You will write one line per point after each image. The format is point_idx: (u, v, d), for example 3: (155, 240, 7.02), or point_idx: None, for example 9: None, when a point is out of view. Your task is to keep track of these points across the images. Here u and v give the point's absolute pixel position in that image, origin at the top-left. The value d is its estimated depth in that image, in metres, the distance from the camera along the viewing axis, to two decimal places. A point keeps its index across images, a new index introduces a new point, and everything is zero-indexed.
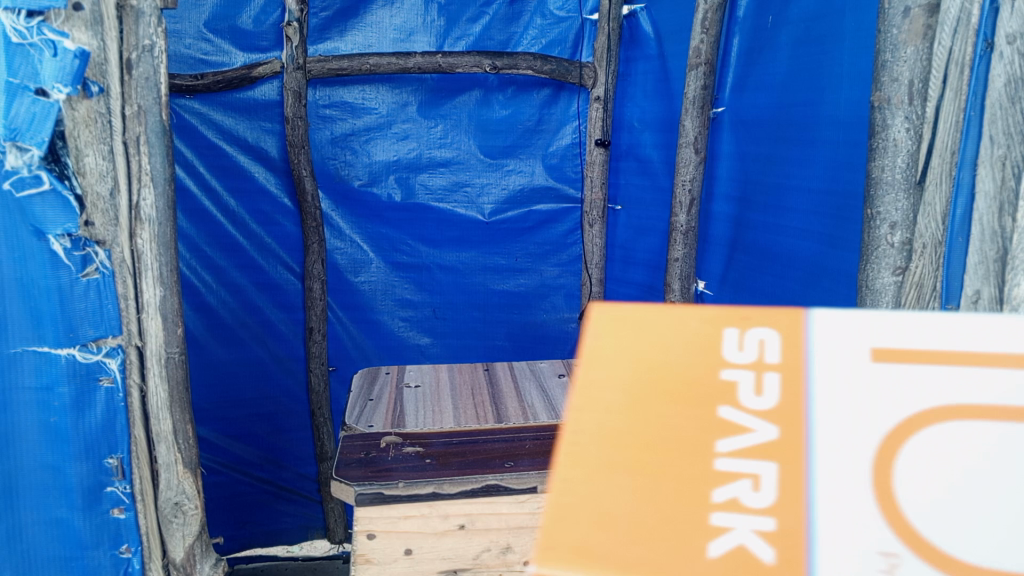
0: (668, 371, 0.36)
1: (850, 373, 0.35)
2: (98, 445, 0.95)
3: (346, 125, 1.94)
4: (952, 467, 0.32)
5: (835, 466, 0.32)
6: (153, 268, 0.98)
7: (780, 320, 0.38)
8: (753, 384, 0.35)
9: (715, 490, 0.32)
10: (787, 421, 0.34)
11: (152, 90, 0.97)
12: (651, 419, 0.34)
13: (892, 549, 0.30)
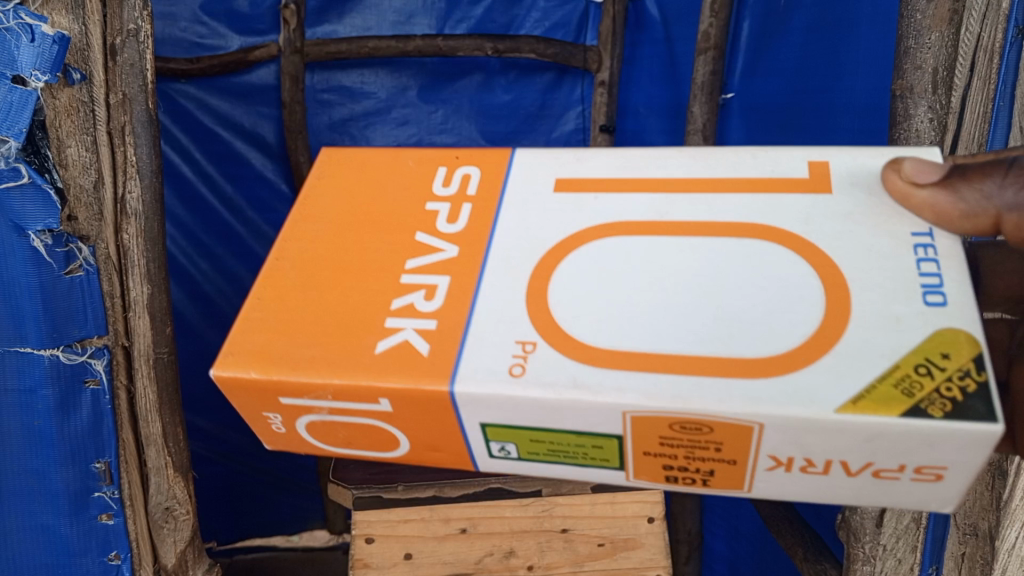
0: (379, 207, 0.60)
1: (537, 204, 0.58)
2: (85, 449, 0.91)
3: (344, 110, 1.90)
4: (594, 283, 0.52)
5: (490, 286, 0.54)
6: (140, 264, 0.93)
7: (485, 160, 0.63)
8: (446, 212, 0.59)
9: (396, 301, 0.54)
10: (464, 240, 0.57)
11: (139, 77, 0.91)
12: (352, 250, 0.58)
13: (526, 340, 0.50)
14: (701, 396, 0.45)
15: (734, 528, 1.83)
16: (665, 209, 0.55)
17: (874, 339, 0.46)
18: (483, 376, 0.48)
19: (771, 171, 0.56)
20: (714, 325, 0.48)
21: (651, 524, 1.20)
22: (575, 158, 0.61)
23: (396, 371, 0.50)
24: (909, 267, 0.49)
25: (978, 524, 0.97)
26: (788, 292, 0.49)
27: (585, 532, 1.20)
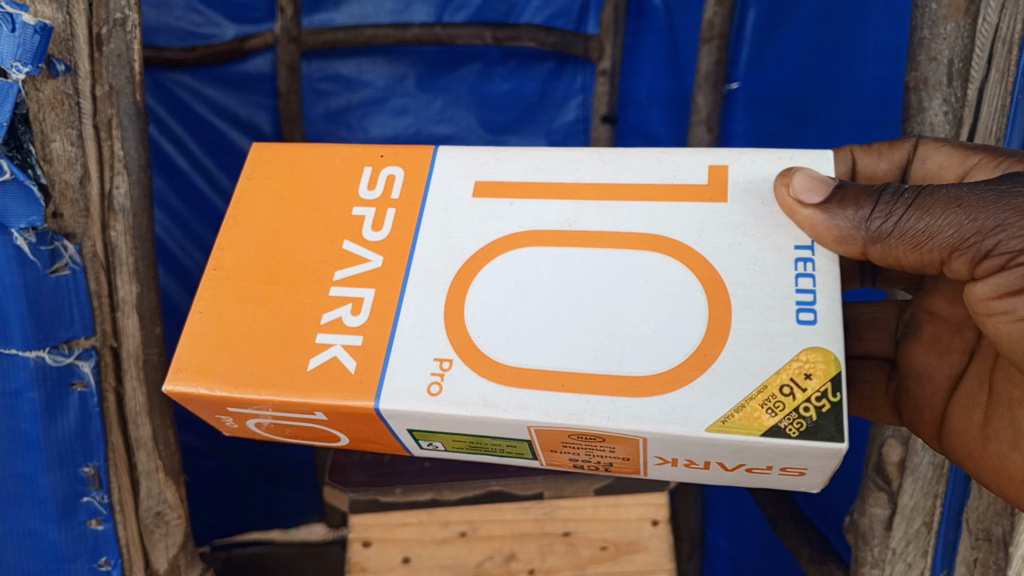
0: (310, 212, 0.77)
1: (459, 211, 0.75)
2: (73, 453, 0.89)
3: (341, 100, 1.87)
4: (508, 283, 0.71)
5: (417, 303, 0.71)
6: (128, 262, 0.91)
7: (402, 164, 0.79)
8: (370, 221, 0.76)
9: (327, 315, 0.71)
10: (390, 252, 0.74)
11: (125, 68, 0.88)
12: (287, 255, 0.75)
13: (444, 358, 0.68)
14: (594, 416, 0.64)
15: (736, 525, 1.82)
16: (578, 220, 0.73)
17: (749, 357, 0.65)
18: (405, 396, 0.66)
19: (671, 177, 0.73)
20: (613, 339, 0.67)
21: (655, 527, 1.18)
22: (500, 161, 0.78)
23: (324, 393, 0.68)
24: (789, 283, 0.67)
25: (991, 529, 0.96)
26: (680, 318, 0.67)
27: (587, 534, 1.17)
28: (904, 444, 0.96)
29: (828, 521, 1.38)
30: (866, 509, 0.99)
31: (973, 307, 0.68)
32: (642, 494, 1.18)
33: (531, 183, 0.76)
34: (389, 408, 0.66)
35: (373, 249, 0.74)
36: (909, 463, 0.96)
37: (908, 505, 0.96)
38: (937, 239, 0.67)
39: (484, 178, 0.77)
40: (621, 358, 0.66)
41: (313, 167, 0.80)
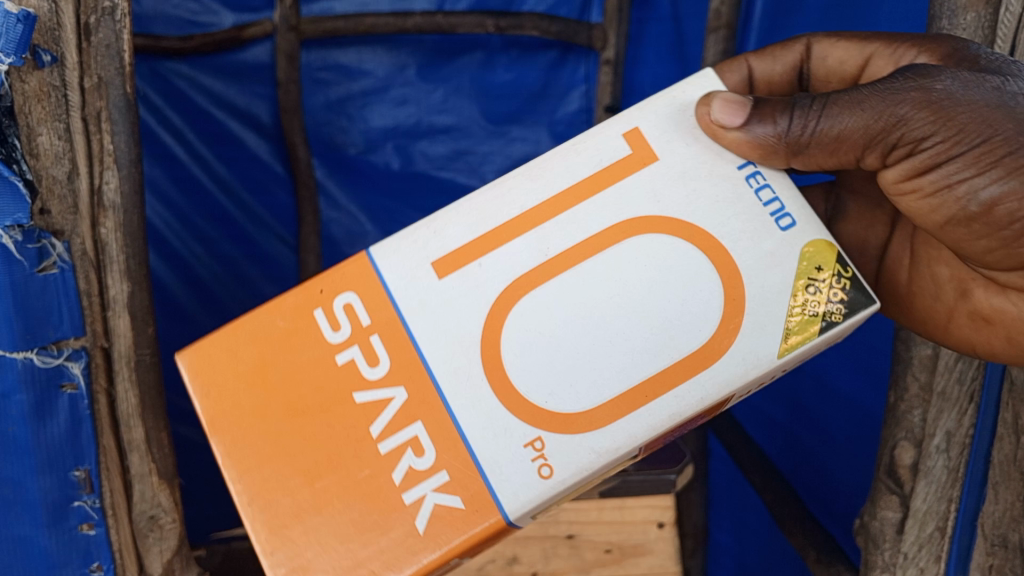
0: (298, 370, 0.66)
1: (437, 301, 0.67)
2: (62, 457, 0.87)
3: (341, 89, 1.84)
4: (547, 324, 0.65)
5: (463, 403, 0.65)
6: (119, 260, 0.88)
7: (349, 283, 0.68)
8: (363, 358, 0.66)
9: (374, 426, 0.65)
10: (401, 378, 0.65)
11: (115, 59, 0.86)
12: (300, 409, 0.65)
13: (531, 440, 0.64)
14: (688, 399, 0.65)
15: (740, 522, 1.80)
16: (551, 249, 0.67)
17: (765, 281, 0.65)
18: (525, 494, 0.63)
19: (600, 163, 0.69)
20: (650, 343, 0.65)
21: (661, 530, 1.15)
22: (435, 228, 0.69)
23: (446, 521, 0.63)
24: (762, 207, 0.66)
25: (1008, 535, 0.94)
26: (692, 302, 0.65)
27: (591, 537, 1.14)
28: (916, 447, 0.94)
29: (833, 519, 1.37)
30: (878, 513, 0.98)
31: (884, 190, 0.78)
32: (649, 496, 1.15)
33: (477, 234, 0.68)
34: (520, 513, 0.64)
35: (382, 385, 0.65)
36: (923, 466, 0.94)
37: (920, 509, 0.95)
38: (850, 141, 0.73)
39: (436, 252, 0.68)
40: (665, 343, 0.65)
41: (250, 340, 0.67)
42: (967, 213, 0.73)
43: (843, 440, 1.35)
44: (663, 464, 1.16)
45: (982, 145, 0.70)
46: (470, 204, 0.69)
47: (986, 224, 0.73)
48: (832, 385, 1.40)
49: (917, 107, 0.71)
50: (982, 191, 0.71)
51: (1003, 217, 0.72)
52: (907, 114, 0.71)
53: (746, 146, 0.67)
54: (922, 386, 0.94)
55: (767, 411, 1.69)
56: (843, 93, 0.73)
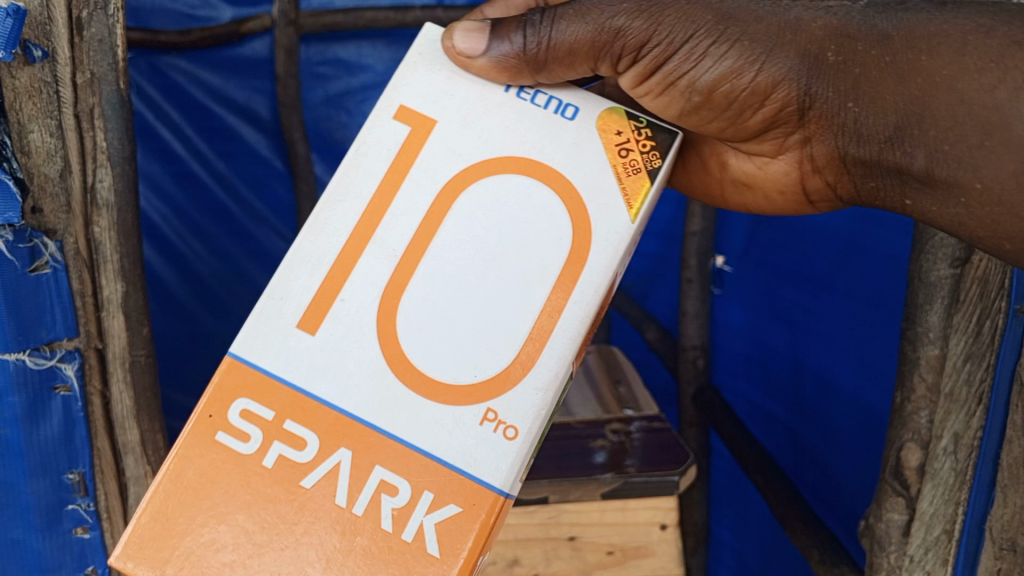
0: (237, 484, 0.66)
1: (328, 352, 0.68)
2: (56, 459, 0.86)
3: (340, 83, 1.83)
4: (420, 302, 0.69)
5: (385, 408, 0.67)
6: (113, 259, 0.87)
7: (228, 395, 0.68)
8: (288, 446, 0.67)
9: (336, 489, 0.66)
10: (322, 432, 0.67)
11: (107, 54, 0.84)
12: (254, 500, 0.66)
13: (485, 417, 0.67)
14: (588, 293, 0.69)
15: (741, 519, 1.80)
16: (399, 246, 0.70)
17: (580, 167, 0.71)
18: (503, 465, 0.66)
19: (390, 151, 0.72)
20: (523, 274, 0.69)
21: (664, 532, 1.07)
22: (281, 294, 0.70)
23: (456, 521, 0.65)
24: (543, 110, 0.74)
25: (1016, 539, 0.90)
26: (541, 222, 0.70)
27: (593, 539, 1.05)
28: (923, 449, 0.94)
29: (836, 518, 1.37)
30: (884, 515, 0.98)
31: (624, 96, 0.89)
32: None
33: (324, 272, 0.70)
34: (510, 482, 0.66)
35: (325, 453, 0.66)
36: (929, 468, 0.94)
37: (927, 512, 0.95)
38: (583, 51, 0.81)
39: (293, 315, 0.69)
40: (535, 258, 0.69)
41: (174, 500, 0.66)
42: (693, 99, 0.85)
43: (848, 439, 1.35)
44: (667, 462, 1.07)
45: (692, 40, 0.82)
46: (293, 255, 0.70)
47: (710, 107, 0.86)
48: (837, 384, 1.39)
49: (630, 17, 0.82)
50: (701, 78, 0.83)
51: (724, 100, 0.84)
52: (621, 21, 0.82)
53: (491, 71, 0.74)
54: (929, 387, 0.93)
55: (768, 410, 1.68)
56: (565, 9, 0.83)
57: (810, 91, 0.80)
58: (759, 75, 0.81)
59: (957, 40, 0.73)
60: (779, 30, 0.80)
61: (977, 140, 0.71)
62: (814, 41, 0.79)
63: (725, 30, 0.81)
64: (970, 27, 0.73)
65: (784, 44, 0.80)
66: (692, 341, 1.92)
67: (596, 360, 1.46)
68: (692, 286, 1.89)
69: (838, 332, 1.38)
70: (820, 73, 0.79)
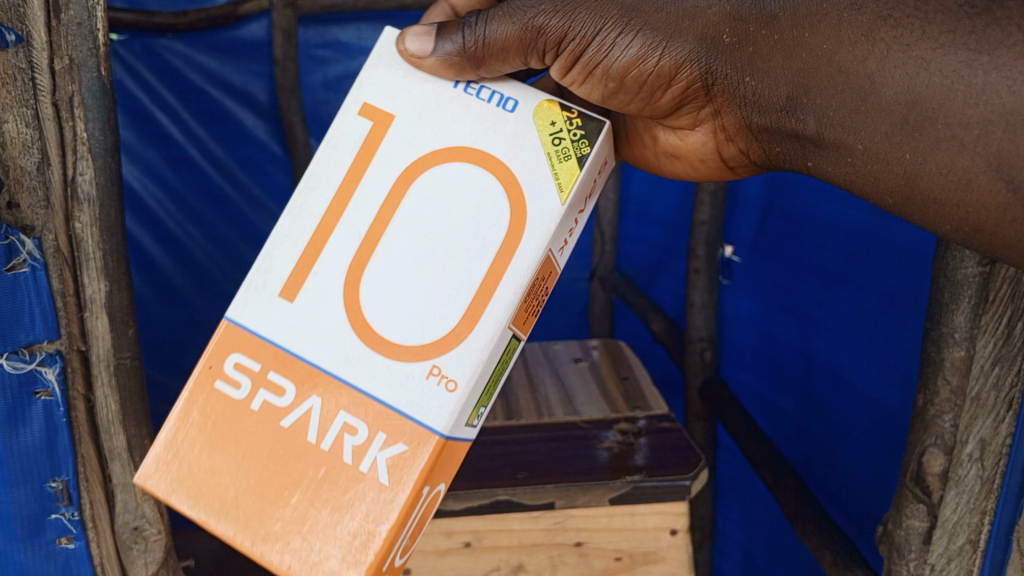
0: (226, 423, 0.66)
1: (299, 327, 0.67)
2: (38, 468, 0.86)
3: (340, 67, 2.16)
4: (379, 270, 0.67)
5: (342, 362, 0.66)
6: (95, 256, 0.86)
7: (220, 343, 0.68)
8: (270, 393, 0.66)
9: (303, 432, 0.65)
10: (299, 379, 0.66)
11: (87, 39, 0.83)
12: (238, 436, 0.66)
13: (432, 367, 0.65)
14: (536, 248, 0.67)
15: (748, 514, 1.76)
16: (363, 226, 0.68)
17: (520, 157, 0.69)
18: (444, 411, 0.64)
19: (352, 141, 0.70)
20: (475, 245, 0.67)
21: (674, 537, 1.03)
22: (266, 265, 0.68)
23: (405, 462, 0.64)
24: (486, 104, 0.71)
25: None
26: (485, 201, 0.68)
27: (601, 545, 1.02)
28: (947, 455, 0.90)
29: (848, 517, 1.36)
30: (904, 521, 0.96)
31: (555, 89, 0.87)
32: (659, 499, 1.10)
33: (298, 253, 0.68)
34: (453, 426, 0.65)
35: (298, 399, 0.66)
36: (953, 474, 0.90)
37: (949, 520, 0.91)
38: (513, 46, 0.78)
39: (275, 285, 0.68)
40: (485, 224, 0.67)
41: (180, 430, 0.67)
42: (609, 86, 0.83)
43: (861, 436, 1.32)
44: (677, 466, 1.03)
45: (602, 31, 0.80)
46: (273, 231, 0.69)
47: (625, 92, 0.83)
48: (850, 379, 1.36)
49: (548, 12, 0.80)
50: (616, 62, 0.80)
51: (636, 87, 0.82)
52: (542, 19, 0.80)
53: (443, 70, 0.71)
54: (953, 390, 0.89)
55: (777, 403, 1.65)
56: (494, 10, 0.80)
57: (710, 70, 0.80)
58: (662, 59, 0.80)
59: (834, 16, 0.72)
60: (679, 16, 0.80)
61: (856, 107, 0.71)
62: (711, 25, 0.79)
63: (629, 20, 0.79)
64: (845, 4, 0.72)
65: (684, 27, 0.80)
66: (699, 333, 1.86)
67: (601, 355, 1.42)
68: (700, 277, 1.84)
69: (851, 325, 1.34)
70: (718, 53, 0.79)
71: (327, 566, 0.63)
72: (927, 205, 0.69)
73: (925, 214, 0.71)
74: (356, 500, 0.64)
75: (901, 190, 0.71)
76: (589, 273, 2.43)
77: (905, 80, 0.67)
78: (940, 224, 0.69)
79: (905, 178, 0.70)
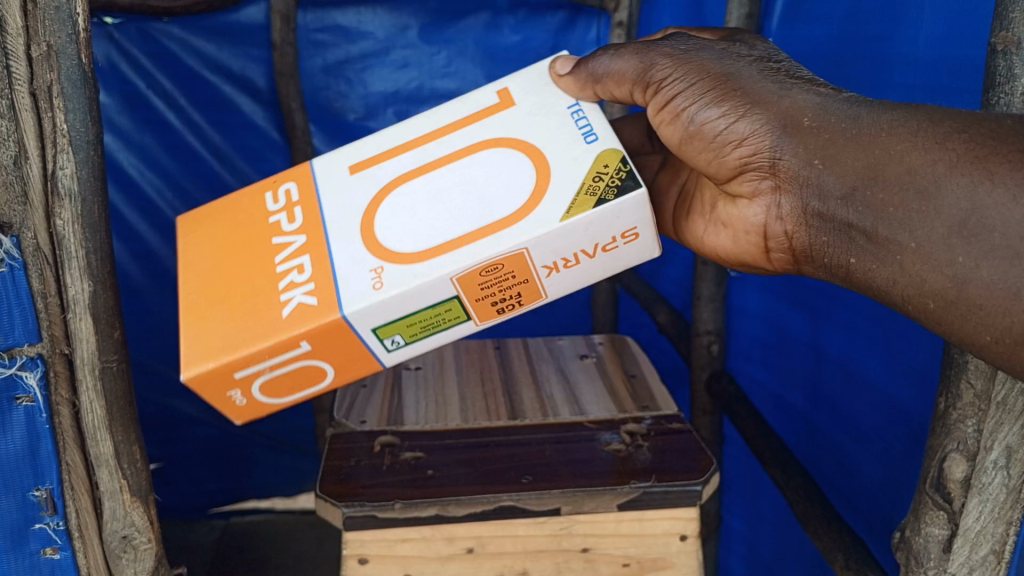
0: (244, 230, 0.91)
1: (342, 226, 0.85)
2: (23, 478, 0.94)
3: (340, 52, 2.10)
4: (402, 199, 0.86)
5: (333, 237, 0.84)
6: (77, 258, 0.90)
7: (295, 177, 0.94)
8: (285, 220, 0.89)
9: (278, 263, 0.85)
10: (306, 231, 0.87)
11: (65, 24, 0.86)
12: (245, 245, 0.89)
13: (378, 266, 0.81)
14: (512, 234, 0.80)
15: (754, 508, 1.74)
16: (432, 154, 0.89)
17: (566, 175, 0.83)
18: (356, 292, 0.80)
19: (469, 108, 0.92)
20: (474, 208, 0.83)
21: (684, 543, 0.99)
22: (355, 150, 0.94)
23: (306, 316, 0.80)
24: (577, 130, 0.86)
25: None
26: (515, 182, 0.84)
27: (609, 550, 0.98)
28: (970, 461, 0.86)
29: (857, 515, 1.34)
30: (924, 529, 0.92)
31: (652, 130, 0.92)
32: None
33: (383, 148, 0.92)
34: (355, 316, 0.79)
35: (295, 235, 0.87)
36: (973, 482, 0.86)
37: (972, 530, 0.87)
38: (626, 80, 0.88)
39: (354, 161, 0.92)
40: (494, 195, 0.83)
41: (226, 213, 0.95)
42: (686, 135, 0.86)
43: (871, 433, 1.29)
44: (687, 470, 1.00)
45: (694, 92, 0.83)
46: (379, 134, 0.94)
47: (699, 145, 0.85)
48: (862, 376, 1.32)
49: (664, 58, 0.87)
50: (697, 117, 0.83)
51: (703, 148, 0.84)
52: (659, 61, 0.87)
53: (574, 88, 0.90)
54: (977, 393, 0.85)
55: (786, 398, 1.61)
56: (627, 49, 0.91)
57: (779, 151, 0.77)
58: (735, 124, 0.80)
59: (916, 122, 0.69)
60: (768, 94, 0.80)
61: (916, 207, 0.66)
62: (794, 111, 0.77)
63: (721, 84, 0.82)
64: (925, 117, 0.69)
65: (769, 103, 0.79)
66: (706, 325, 1.81)
67: (609, 351, 1.38)
68: (708, 269, 1.79)
69: (861, 320, 1.31)
70: (792, 134, 0.77)
71: (205, 347, 0.81)
72: (970, 315, 0.62)
73: (962, 326, 0.64)
74: (262, 319, 0.81)
75: (938, 299, 0.65)
76: None
77: (971, 191, 0.62)
78: (979, 333, 0.62)
79: (952, 281, 0.63)
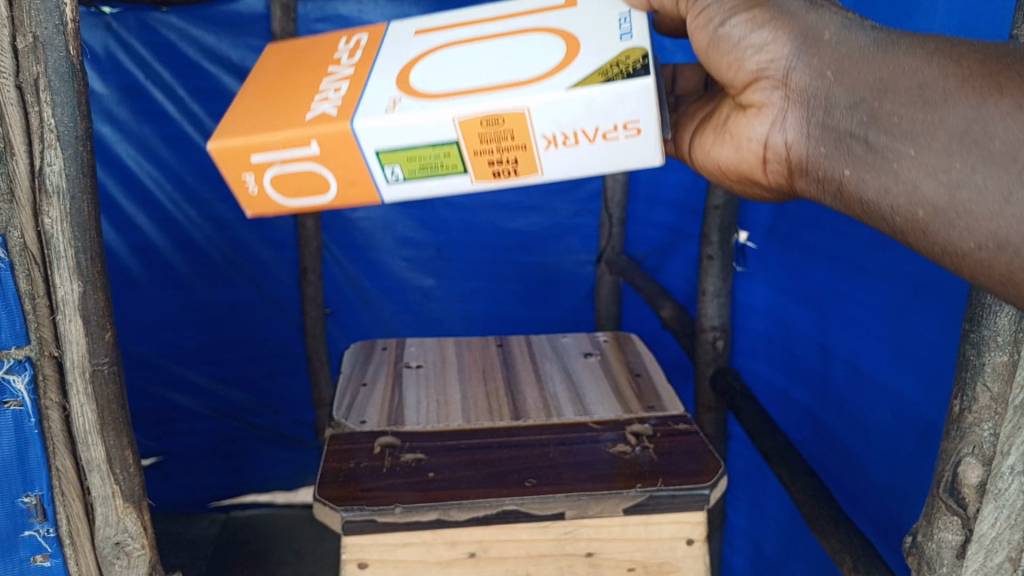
0: (309, 60, 0.89)
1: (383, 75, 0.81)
2: (13, 484, 0.92)
3: None
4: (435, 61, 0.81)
5: (378, 76, 0.81)
6: (65, 258, 0.88)
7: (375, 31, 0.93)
8: (348, 58, 0.87)
9: (322, 84, 0.82)
10: (360, 66, 0.84)
11: (50, 11, 0.83)
12: (307, 68, 0.87)
13: (396, 99, 0.76)
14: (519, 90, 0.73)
15: (759, 505, 1.72)
16: (489, 26, 0.85)
17: (589, 57, 0.76)
18: (372, 110, 0.74)
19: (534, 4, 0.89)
20: (496, 69, 0.77)
21: (690, 547, 0.97)
22: (426, 21, 0.91)
23: (328, 116, 0.75)
24: (617, 26, 0.80)
25: None
26: (545, 53, 0.78)
27: (613, 555, 0.96)
28: (985, 466, 0.83)
29: (864, 514, 1.32)
30: (935, 533, 0.89)
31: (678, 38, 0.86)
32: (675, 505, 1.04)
33: (450, 19, 0.90)
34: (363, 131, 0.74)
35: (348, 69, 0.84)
36: (986, 486, 0.83)
37: (987, 535, 0.85)
38: None
39: (424, 27, 0.90)
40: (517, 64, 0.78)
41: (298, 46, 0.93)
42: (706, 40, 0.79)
43: (879, 431, 1.27)
44: (694, 473, 0.98)
45: (726, 0, 0.76)
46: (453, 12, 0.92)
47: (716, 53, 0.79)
48: (870, 373, 1.30)
49: None
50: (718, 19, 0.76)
51: (723, 53, 0.77)
52: None
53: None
54: (993, 397, 0.82)
55: (791, 395, 1.59)
56: None
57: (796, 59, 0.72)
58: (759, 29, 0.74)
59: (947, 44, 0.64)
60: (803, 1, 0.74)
61: (929, 115, 0.61)
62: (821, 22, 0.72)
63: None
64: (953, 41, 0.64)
65: (797, 13, 0.73)
66: (710, 321, 1.78)
67: (614, 350, 1.36)
68: (713, 264, 1.76)
69: (871, 317, 1.29)
70: (810, 43, 0.71)
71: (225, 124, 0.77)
72: (956, 221, 0.59)
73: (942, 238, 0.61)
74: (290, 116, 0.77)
75: (927, 224, 0.62)
76: (596, 256, 2.35)
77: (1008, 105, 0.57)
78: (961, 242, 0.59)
79: (946, 187, 0.60)
